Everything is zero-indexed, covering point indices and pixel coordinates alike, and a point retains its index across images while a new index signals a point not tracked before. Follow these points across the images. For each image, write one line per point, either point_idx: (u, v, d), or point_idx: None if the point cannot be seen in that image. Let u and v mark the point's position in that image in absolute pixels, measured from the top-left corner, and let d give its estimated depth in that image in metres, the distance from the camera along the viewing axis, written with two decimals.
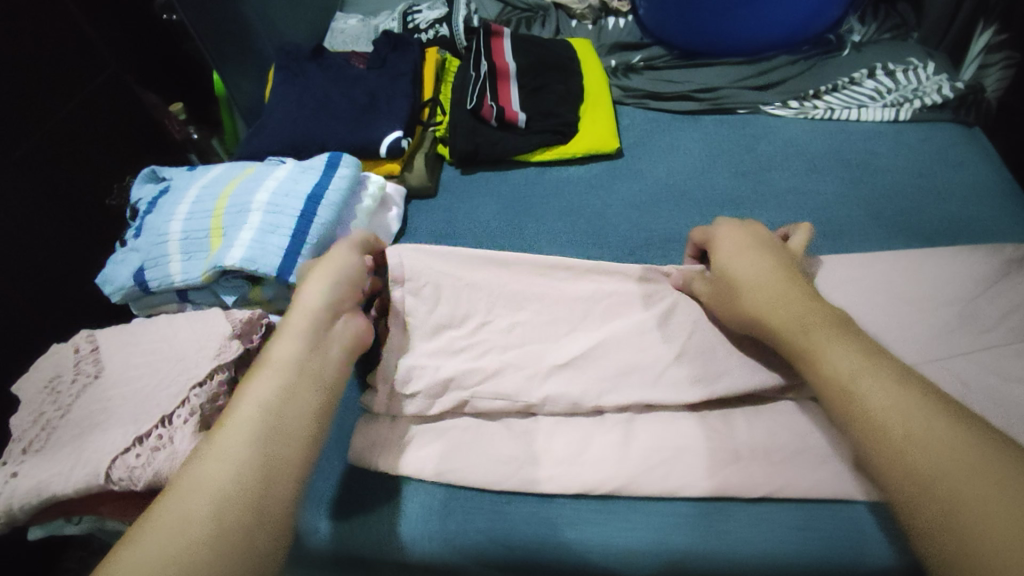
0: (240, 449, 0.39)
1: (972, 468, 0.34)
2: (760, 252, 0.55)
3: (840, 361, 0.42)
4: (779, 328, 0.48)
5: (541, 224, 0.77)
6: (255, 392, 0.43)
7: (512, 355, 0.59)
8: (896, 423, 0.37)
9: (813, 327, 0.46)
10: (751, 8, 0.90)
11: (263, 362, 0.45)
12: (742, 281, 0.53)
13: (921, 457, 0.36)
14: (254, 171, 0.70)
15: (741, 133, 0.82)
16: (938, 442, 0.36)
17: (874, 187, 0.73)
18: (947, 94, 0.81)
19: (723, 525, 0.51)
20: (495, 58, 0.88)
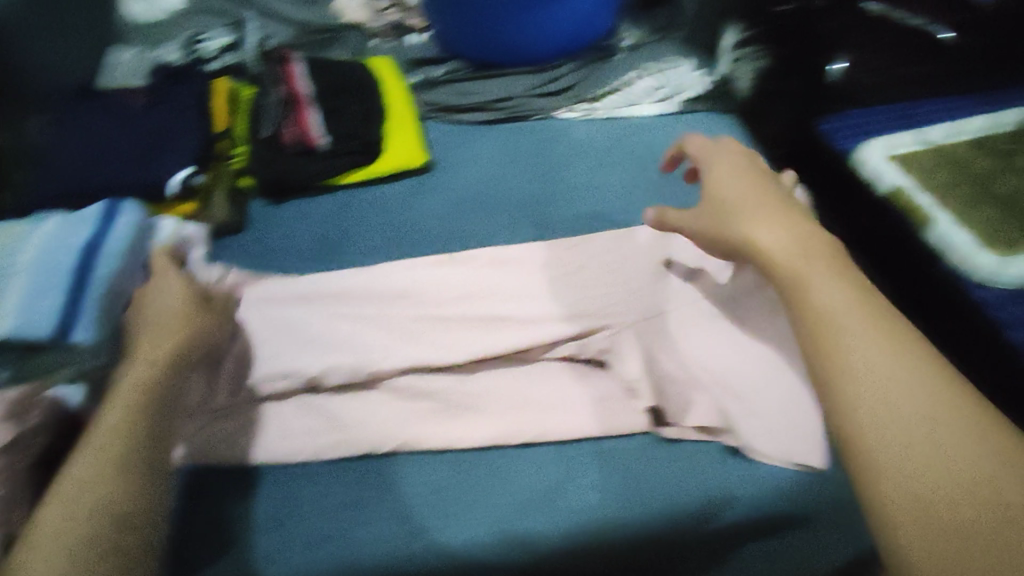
0: (71, 516, 0.41)
1: (939, 408, 0.36)
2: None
3: (818, 290, 0.43)
4: (771, 248, 0.47)
5: (358, 244, 0.76)
6: (84, 454, 0.44)
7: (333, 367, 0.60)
8: (861, 365, 0.38)
9: (813, 254, 0.45)
10: (530, 20, 0.98)
11: (95, 426, 0.46)
12: (733, 196, 0.52)
13: (879, 383, 0.37)
14: (18, 230, 0.62)
15: (536, 138, 0.88)
16: (904, 373, 0.37)
17: (654, 173, 0.82)
18: (703, 89, 0.93)
19: (548, 489, 0.54)
20: (290, 84, 0.87)
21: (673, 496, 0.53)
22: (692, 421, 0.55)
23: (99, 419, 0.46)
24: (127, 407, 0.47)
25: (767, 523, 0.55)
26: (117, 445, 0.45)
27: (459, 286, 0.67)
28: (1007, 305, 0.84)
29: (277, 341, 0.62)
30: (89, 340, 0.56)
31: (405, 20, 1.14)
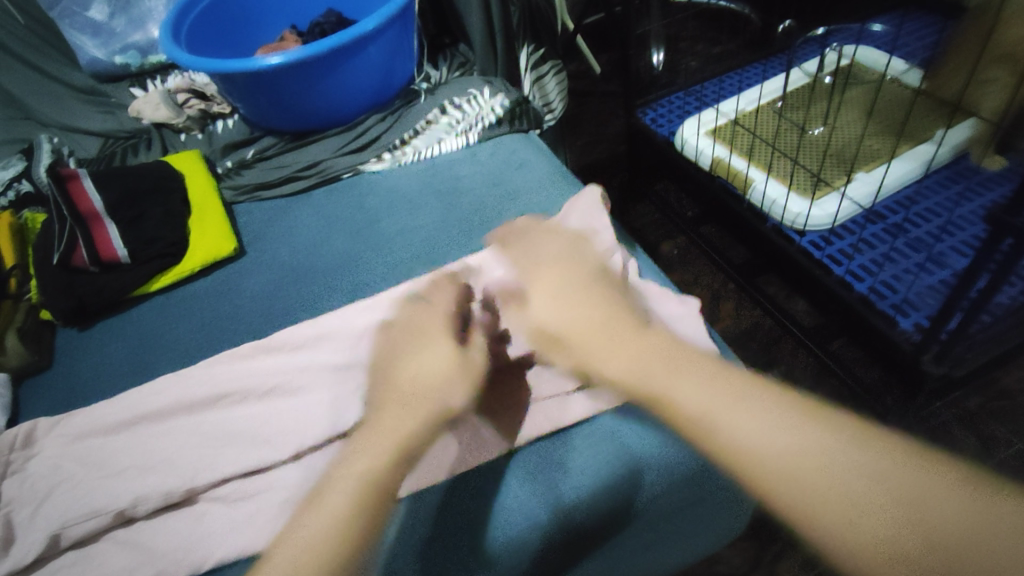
0: (336, 522, 0.46)
1: (850, 489, 0.43)
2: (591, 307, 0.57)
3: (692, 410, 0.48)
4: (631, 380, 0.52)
5: (174, 348, 0.73)
6: (359, 462, 0.50)
7: (151, 481, 0.57)
8: (774, 453, 0.45)
9: (663, 372, 0.51)
10: (326, 81, 0.98)
11: (369, 440, 0.51)
12: (572, 327, 0.57)
13: (786, 470, 0.44)
14: None
15: (349, 197, 0.88)
16: (812, 459, 0.44)
17: (464, 205, 0.84)
18: (500, 113, 0.96)
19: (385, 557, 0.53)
20: (78, 204, 0.81)
21: (502, 523, 0.54)
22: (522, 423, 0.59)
23: (377, 430, 0.52)
24: (404, 427, 0.52)
25: (610, 519, 0.56)
26: (383, 466, 0.50)
27: (278, 373, 0.65)
28: (823, 243, 1.00)
29: (105, 473, 0.59)
30: None
31: (210, 108, 1.13)
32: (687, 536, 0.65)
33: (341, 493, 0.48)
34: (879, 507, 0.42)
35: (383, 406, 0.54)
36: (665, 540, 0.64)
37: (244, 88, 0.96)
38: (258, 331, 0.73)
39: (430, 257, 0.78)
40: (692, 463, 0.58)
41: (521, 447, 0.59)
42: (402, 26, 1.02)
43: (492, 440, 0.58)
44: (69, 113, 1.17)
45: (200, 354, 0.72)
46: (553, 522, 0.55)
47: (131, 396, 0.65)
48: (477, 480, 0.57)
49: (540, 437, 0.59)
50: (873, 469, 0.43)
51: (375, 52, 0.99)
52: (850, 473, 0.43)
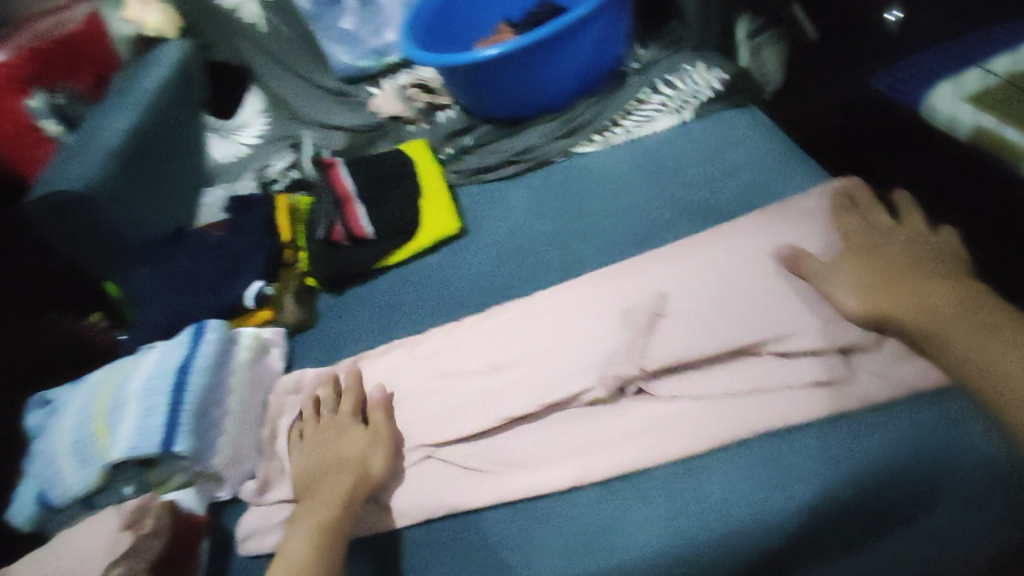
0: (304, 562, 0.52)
1: None
2: (886, 254, 0.59)
3: (982, 346, 0.49)
4: (906, 317, 0.53)
5: (410, 317, 0.82)
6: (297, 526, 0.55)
7: (397, 428, 0.66)
8: None
9: (944, 307, 0.52)
10: (540, 68, 1.01)
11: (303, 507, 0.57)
12: (878, 268, 0.58)
13: None
14: (129, 363, 0.73)
15: (562, 178, 0.91)
16: None
17: (678, 184, 0.81)
18: (717, 88, 0.91)
19: (598, 529, 0.55)
20: (336, 187, 0.95)
21: (733, 509, 0.52)
22: (745, 410, 0.56)
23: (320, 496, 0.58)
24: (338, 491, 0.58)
25: (851, 528, 0.52)
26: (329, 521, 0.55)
27: (497, 347, 0.69)
28: None
29: (361, 418, 0.68)
30: (189, 447, 0.64)
31: (435, 101, 1.24)
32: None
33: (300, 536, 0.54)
34: None
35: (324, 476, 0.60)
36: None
37: (467, 79, 1.04)
38: (483, 302, 0.79)
39: (641, 237, 0.77)
40: (953, 480, 0.51)
41: (750, 438, 0.55)
42: (616, 7, 1.01)
43: (712, 428, 0.56)
44: (323, 111, 1.37)
45: (432, 321, 0.80)
46: (790, 521, 0.51)
47: (377, 353, 0.75)
48: (701, 466, 0.55)
49: (774, 430, 0.55)
50: None
51: (588, 35, 1.00)
52: None
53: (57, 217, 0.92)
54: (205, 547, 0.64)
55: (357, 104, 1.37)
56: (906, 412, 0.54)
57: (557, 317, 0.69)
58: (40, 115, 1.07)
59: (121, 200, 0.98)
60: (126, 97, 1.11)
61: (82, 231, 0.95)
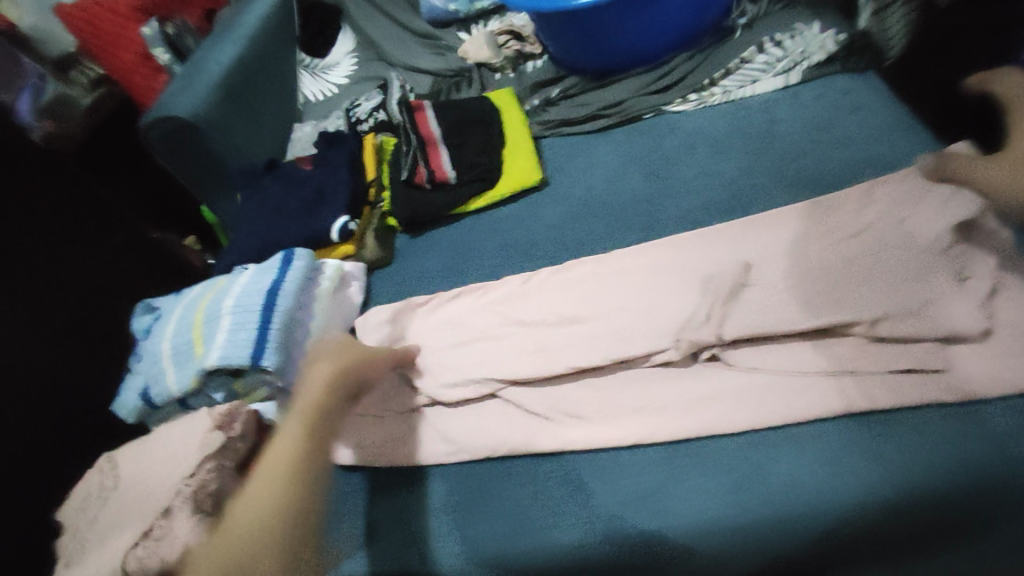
0: (278, 470, 0.46)
1: None
2: None
3: None
4: None
5: (484, 263, 0.83)
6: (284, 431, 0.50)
7: (467, 368, 0.67)
8: None
9: None
10: (638, 19, 0.97)
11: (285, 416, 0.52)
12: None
13: None
14: (225, 282, 0.79)
15: (650, 136, 0.88)
16: None
17: (775, 151, 0.78)
18: (831, 49, 0.86)
19: (654, 489, 0.55)
20: (420, 129, 0.96)
21: (806, 482, 0.51)
22: (820, 389, 0.55)
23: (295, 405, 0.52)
24: (314, 398, 0.53)
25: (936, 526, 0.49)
26: (307, 430, 0.50)
27: (571, 302, 0.69)
28: None
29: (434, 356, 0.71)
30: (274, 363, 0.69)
31: (524, 48, 1.21)
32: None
33: (277, 445, 0.49)
34: None
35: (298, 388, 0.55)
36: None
37: (559, 28, 1.01)
38: (560, 253, 0.80)
39: (728, 203, 0.75)
40: None
41: (835, 419, 0.54)
42: None
43: (783, 404, 0.55)
44: (410, 54, 1.37)
45: (505, 271, 0.81)
46: (857, 506, 0.49)
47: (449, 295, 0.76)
48: (758, 444, 0.55)
49: (860, 415, 0.53)
50: None
51: None
52: None
53: (169, 140, 0.99)
54: None
55: (445, 49, 1.35)
56: (1013, 411, 0.50)
57: (632, 278, 0.69)
58: (152, 43, 1.09)
59: (224, 128, 1.04)
60: (231, 30, 1.16)
61: (189, 154, 1.01)
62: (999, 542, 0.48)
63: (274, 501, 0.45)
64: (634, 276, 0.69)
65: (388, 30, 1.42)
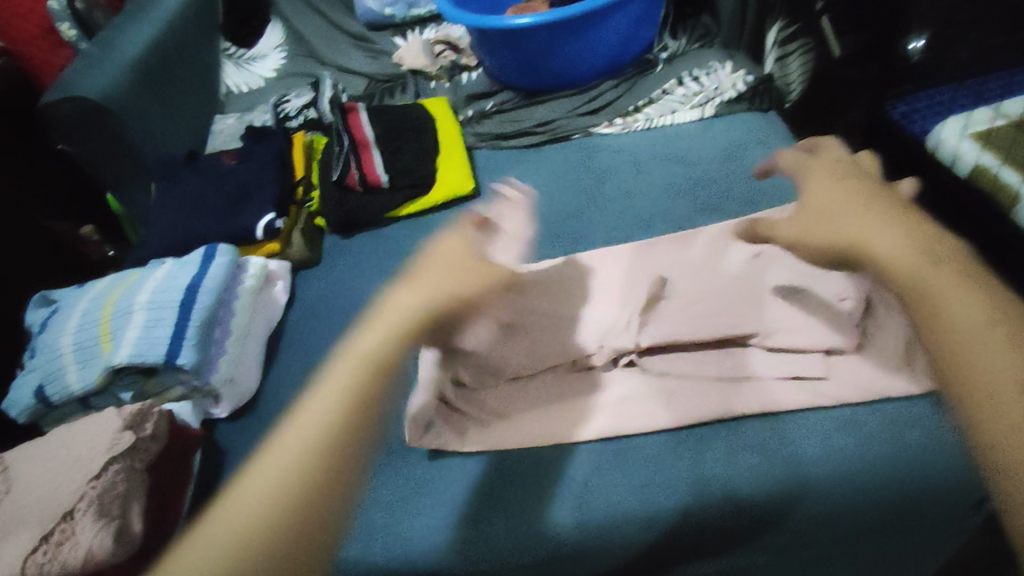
0: (297, 452, 0.41)
1: (1004, 348, 0.39)
2: (847, 188, 0.50)
3: (892, 247, 0.43)
4: (884, 256, 0.43)
5: (414, 269, 0.84)
6: (328, 384, 0.43)
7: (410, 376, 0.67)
8: (971, 332, 0.40)
9: (872, 215, 0.46)
10: (569, 45, 1.02)
11: (338, 364, 0.43)
12: (812, 206, 0.51)
13: (970, 354, 0.40)
14: (138, 275, 0.75)
15: (577, 156, 0.93)
16: (983, 320, 0.40)
17: (690, 178, 0.84)
18: (741, 88, 0.93)
19: (571, 486, 0.58)
20: (354, 132, 0.97)
21: (704, 477, 0.56)
22: (725, 396, 0.60)
23: (346, 354, 0.44)
24: (374, 351, 0.43)
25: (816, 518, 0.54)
26: (358, 388, 0.42)
27: None
28: None
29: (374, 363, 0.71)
30: (191, 362, 0.66)
31: (460, 60, 1.24)
32: (894, 554, 0.59)
33: (300, 426, 0.42)
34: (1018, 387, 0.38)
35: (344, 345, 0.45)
36: (873, 554, 0.58)
37: (495, 44, 1.05)
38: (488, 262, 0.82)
39: (645, 224, 0.80)
40: (919, 476, 0.53)
41: (733, 420, 0.59)
42: None
43: (693, 409, 0.60)
44: (343, 55, 1.36)
45: None
46: (750, 496, 0.54)
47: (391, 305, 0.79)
48: (670, 441, 0.59)
49: (758, 415, 0.59)
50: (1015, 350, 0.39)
51: (622, 18, 1.01)
52: (989, 348, 0.39)
53: (74, 123, 0.91)
54: (195, 459, 0.66)
55: (380, 52, 1.34)
56: (883, 413, 0.57)
57: (559, 289, 0.72)
58: (57, 17, 1.03)
59: (139, 115, 0.98)
60: (148, 14, 1.10)
61: (98, 140, 0.95)
62: (874, 526, 0.55)
63: (267, 495, 0.40)
64: (560, 287, 0.72)
65: (322, 30, 1.40)
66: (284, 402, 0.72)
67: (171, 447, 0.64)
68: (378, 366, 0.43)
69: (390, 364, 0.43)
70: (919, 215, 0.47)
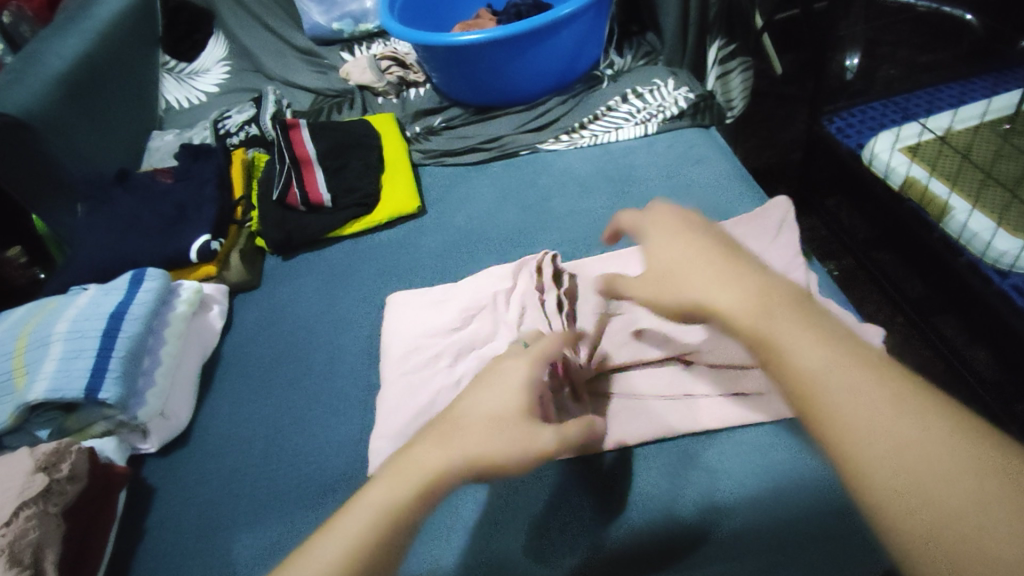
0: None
1: (864, 379, 0.33)
2: (681, 233, 0.44)
3: (723, 297, 0.38)
4: (727, 310, 0.38)
5: (358, 291, 0.82)
6: (371, 494, 0.38)
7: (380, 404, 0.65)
8: (830, 369, 0.33)
9: (691, 257, 0.42)
10: (516, 62, 1.02)
11: (382, 474, 0.39)
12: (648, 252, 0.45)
13: (849, 396, 0.32)
14: (57, 303, 0.71)
15: (524, 173, 0.93)
16: (823, 355, 0.34)
17: (634, 195, 0.84)
18: (683, 106, 0.94)
19: (516, 513, 0.56)
20: (295, 148, 0.93)
21: (647, 498, 0.55)
22: (670, 413, 0.59)
23: (401, 462, 0.39)
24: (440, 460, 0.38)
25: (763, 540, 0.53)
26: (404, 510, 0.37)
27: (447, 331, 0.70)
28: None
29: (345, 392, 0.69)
30: (116, 395, 0.62)
31: (408, 75, 1.21)
32: None
33: (352, 513, 0.37)
34: (895, 431, 0.31)
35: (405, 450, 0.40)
36: None
37: (441, 60, 1.04)
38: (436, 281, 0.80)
39: (590, 241, 0.80)
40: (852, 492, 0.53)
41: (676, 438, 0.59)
42: (596, 13, 1.03)
43: (637, 427, 0.59)
44: (288, 70, 1.33)
45: (379, 298, 0.80)
46: (676, 515, 0.54)
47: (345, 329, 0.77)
48: (605, 463, 0.58)
49: (703, 432, 0.59)
50: (870, 388, 0.33)
51: (566, 35, 1.02)
52: (862, 391, 0.32)
53: None
54: (120, 499, 0.62)
55: (327, 67, 1.32)
56: None
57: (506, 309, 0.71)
58: None
59: (65, 131, 0.94)
60: (77, 26, 1.06)
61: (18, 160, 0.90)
62: None
63: None
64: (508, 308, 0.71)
65: (267, 43, 1.37)
66: (219, 433, 0.69)
67: (93, 488, 0.59)
68: (424, 489, 0.38)
69: (432, 498, 0.38)
70: (746, 256, 0.41)
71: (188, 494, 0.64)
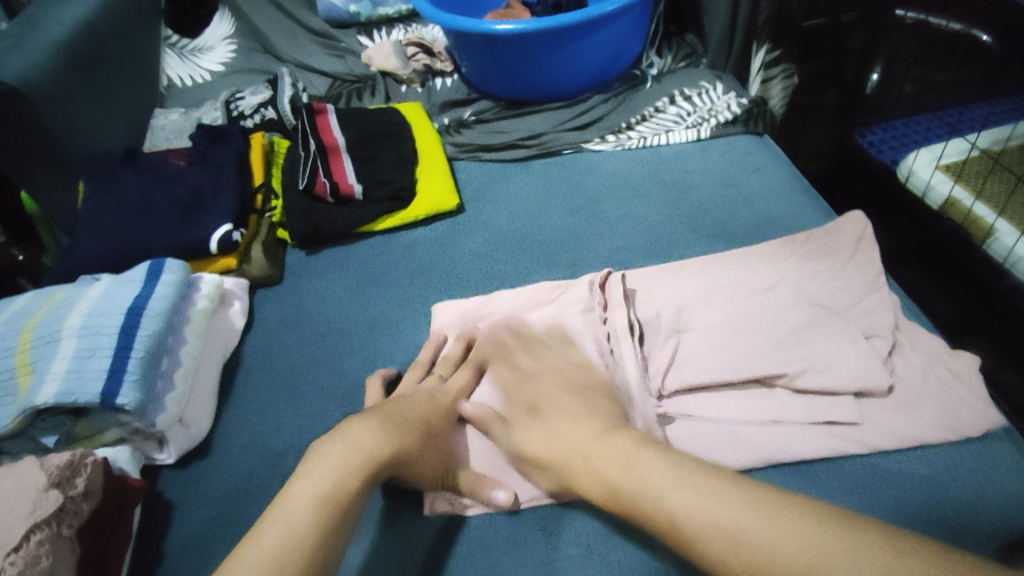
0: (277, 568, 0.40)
1: (751, 508, 0.39)
2: (542, 378, 0.56)
3: (590, 451, 0.47)
4: (589, 474, 0.47)
5: (394, 292, 0.76)
6: (298, 486, 0.45)
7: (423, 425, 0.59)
8: (705, 514, 0.40)
9: (558, 417, 0.51)
10: (559, 56, 0.97)
11: (299, 476, 0.46)
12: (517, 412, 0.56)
13: (744, 525, 0.39)
14: (65, 294, 0.63)
15: (568, 173, 0.88)
16: (697, 495, 0.41)
17: (691, 203, 0.80)
18: (735, 111, 0.90)
19: (600, 543, 0.51)
20: (322, 136, 0.87)
21: None
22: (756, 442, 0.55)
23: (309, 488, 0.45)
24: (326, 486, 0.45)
25: None
26: (319, 516, 0.43)
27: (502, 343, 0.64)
28: None
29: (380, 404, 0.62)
30: (135, 402, 0.55)
31: (434, 64, 1.16)
32: None
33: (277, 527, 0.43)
34: (796, 540, 0.37)
35: (302, 474, 0.46)
36: None
37: (478, 49, 0.98)
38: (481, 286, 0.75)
39: (646, 250, 0.75)
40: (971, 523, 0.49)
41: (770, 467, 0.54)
42: (642, 9, 0.99)
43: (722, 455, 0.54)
44: (303, 51, 1.25)
45: (418, 301, 0.74)
46: None
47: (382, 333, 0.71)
48: None
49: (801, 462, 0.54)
50: (752, 509, 0.39)
51: (612, 30, 0.97)
52: (756, 517, 0.39)
53: None
54: (136, 515, 0.55)
55: (344, 51, 1.25)
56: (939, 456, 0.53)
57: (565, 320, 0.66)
58: None
59: (65, 105, 0.85)
60: None
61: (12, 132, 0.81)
62: None
63: None
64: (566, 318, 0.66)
65: (280, 23, 1.29)
66: (247, 443, 0.62)
67: (110, 505, 0.53)
68: (331, 497, 0.44)
69: (342, 502, 0.45)
70: (598, 402, 0.52)
71: (214, 511, 0.57)
